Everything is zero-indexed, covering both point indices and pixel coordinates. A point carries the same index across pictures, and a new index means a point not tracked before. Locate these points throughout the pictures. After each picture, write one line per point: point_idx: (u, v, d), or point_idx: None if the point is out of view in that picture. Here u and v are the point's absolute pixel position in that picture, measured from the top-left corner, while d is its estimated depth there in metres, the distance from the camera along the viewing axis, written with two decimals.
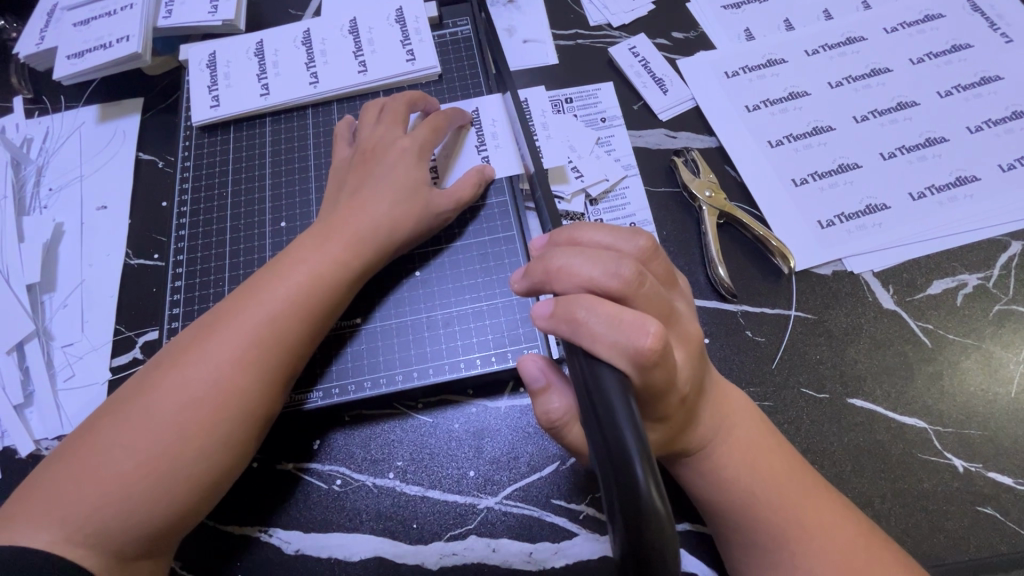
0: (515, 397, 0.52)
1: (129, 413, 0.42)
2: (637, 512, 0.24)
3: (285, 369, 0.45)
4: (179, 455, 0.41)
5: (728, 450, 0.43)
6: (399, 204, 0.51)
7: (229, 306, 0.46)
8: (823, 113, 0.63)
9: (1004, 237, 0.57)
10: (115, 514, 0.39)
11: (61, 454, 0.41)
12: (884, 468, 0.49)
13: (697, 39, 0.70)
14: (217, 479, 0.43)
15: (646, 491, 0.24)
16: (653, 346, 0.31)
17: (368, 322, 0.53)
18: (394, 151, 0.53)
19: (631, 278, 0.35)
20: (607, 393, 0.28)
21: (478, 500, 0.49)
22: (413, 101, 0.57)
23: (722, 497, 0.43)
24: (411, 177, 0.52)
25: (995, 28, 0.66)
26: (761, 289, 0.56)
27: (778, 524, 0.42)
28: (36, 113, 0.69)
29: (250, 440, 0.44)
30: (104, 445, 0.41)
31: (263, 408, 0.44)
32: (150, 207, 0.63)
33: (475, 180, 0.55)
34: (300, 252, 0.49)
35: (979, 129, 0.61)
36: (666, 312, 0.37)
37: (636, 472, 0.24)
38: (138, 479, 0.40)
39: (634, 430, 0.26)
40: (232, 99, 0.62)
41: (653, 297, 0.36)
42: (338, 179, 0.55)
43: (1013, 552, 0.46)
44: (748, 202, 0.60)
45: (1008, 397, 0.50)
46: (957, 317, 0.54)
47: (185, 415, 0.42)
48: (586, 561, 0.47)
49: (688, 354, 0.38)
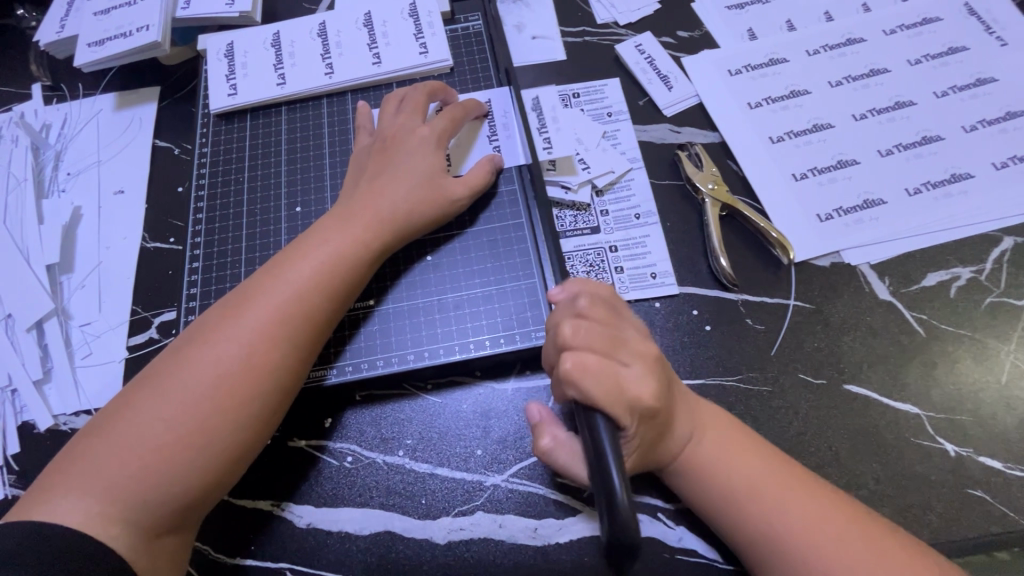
0: (522, 380, 0.53)
1: (161, 387, 0.43)
2: (614, 520, 0.31)
3: (309, 346, 0.47)
4: (212, 428, 0.42)
5: (698, 446, 0.46)
6: (417, 190, 0.53)
7: (254, 286, 0.48)
8: (824, 111, 0.65)
9: (997, 233, 0.58)
10: (152, 485, 0.41)
11: (95, 429, 0.43)
12: (879, 451, 0.50)
13: (701, 38, 0.72)
14: (247, 452, 0.44)
15: (619, 497, 0.31)
16: (570, 372, 0.39)
17: (382, 304, 0.55)
18: (412, 139, 0.55)
19: (573, 326, 0.42)
20: (596, 426, 0.36)
21: (485, 477, 0.50)
22: (433, 91, 0.58)
23: (699, 488, 0.46)
24: (428, 165, 0.54)
25: (991, 31, 0.68)
26: (762, 279, 0.57)
27: (754, 513, 0.43)
28: (54, 100, 0.70)
29: (276, 413, 0.46)
30: (139, 419, 0.42)
31: (288, 382, 0.46)
32: (166, 192, 0.64)
33: (487, 169, 0.57)
34: (322, 234, 0.50)
35: (974, 128, 0.63)
36: (613, 343, 0.43)
37: (614, 486, 0.31)
38: (175, 451, 0.42)
39: (609, 435, 0.35)
40: (249, 88, 0.64)
41: (598, 337, 0.42)
42: (358, 164, 0.56)
43: (1003, 533, 0.47)
44: (749, 196, 0.62)
45: (998, 385, 0.52)
46: (951, 308, 0.56)
47: (215, 389, 0.43)
48: (590, 537, 0.48)
49: (644, 369, 0.42)
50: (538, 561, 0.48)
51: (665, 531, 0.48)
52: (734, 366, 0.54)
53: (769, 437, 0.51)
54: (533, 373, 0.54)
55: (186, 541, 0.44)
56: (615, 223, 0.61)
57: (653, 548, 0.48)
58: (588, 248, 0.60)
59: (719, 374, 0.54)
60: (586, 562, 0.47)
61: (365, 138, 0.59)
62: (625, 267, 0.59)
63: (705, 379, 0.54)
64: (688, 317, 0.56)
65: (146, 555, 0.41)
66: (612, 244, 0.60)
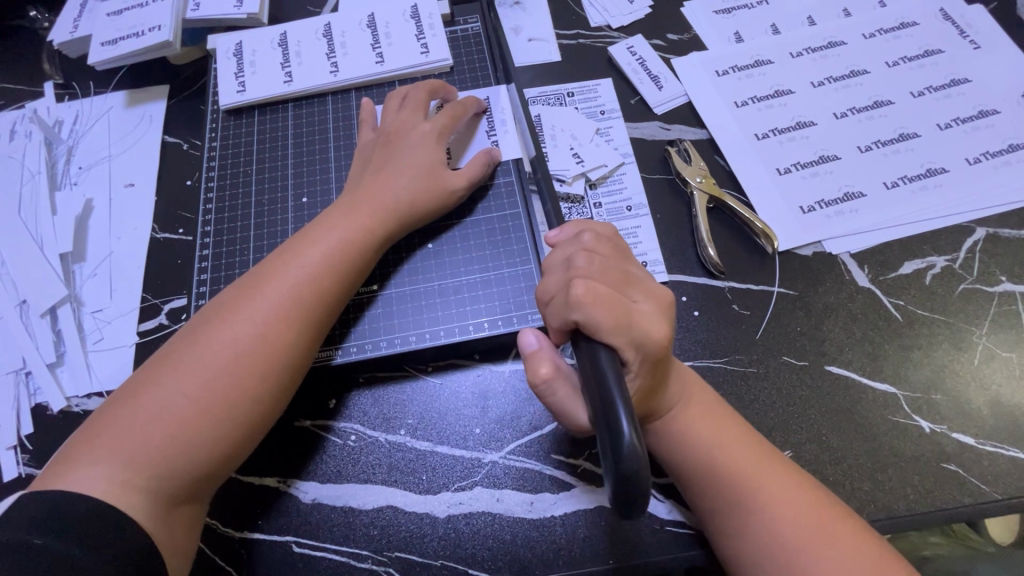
0: (519, 362, 0.56)
1: (180, 363, 0.45)
2: (622, 463, 0.31)
3: (321, 326, 0.50)
4: (229, 402, 0.45)
5: (685, 420, 0.48)
6: (419, 181, 0.56)
7: (267, 269, 0.50)
8: (807, 109, 0.69)
9: (970, 224, 0.62)
10: (173, 455, 0.43)
11: (116, 403, 0.45)
12: (858, 429, 0.53)
13: (690, 41, 0.75)
14: (262, 425, 0.47)
15: (630, 446, 0.31)
16: (581, 294, 0.41)
17: (385, 289, 0.57)
18: (414, 133, 0.58)
19: (584, 260, 0.45)
20: (602, 370, 0.36)
21: (483, 454, 0.52)
22: (433, 89, 0.61)
23: (681, 462, 0.48)
24: (429, 158, 0.57)
25: (965, 35, 0.72)
26: (747, 267, 0.60)
27: (728, 490, 0.46)
28: (66, 97, 0.72)
29: (289, 390, 0.48)
30: (160, 392, 0.44)
31: (301, 359, 0.48)
32: (176, 185, 0.66)
33: (484, 161, 0.59)
34: (332, 221, 0.53)
35: (949, 126, 0.66)
36: (624, 284, 0.45)
37: (622, 430, 0.32)
38: (195, 424, 0.44)
39: (620, 384, 0.35)
40: (257, 85, 0.66)
41: (608, 276, 0.44)
42: (363, 157, 0.59)
43: (974, 504, 0.50)
44: (736, 189, 0.65)
45: (971, 367, 0.55)
46: (927, 295, 0.58)
47: (233, 365, 0.45)
48: (584, 511, 0.50)
49: (655, 306, 0.45)
50: (534, 533, 0.50)
51: (652, 502, 0.50)
52: (721, 349, 0.56)
53: (754, 415, 0.54)
54: None
55: (200, 513, 0.46)
56: (607, 215, 0.63)
57: (644, 521, 0.50)
58: None
59: (707, 357, 0.56)
60: (580, 534, 0.49)
61: (369, 133, 0.61)
62: None
63: (694, 361, 0.56)
64: (677, 304, 0.59)
65: (164, 524, 0.42)
66: None
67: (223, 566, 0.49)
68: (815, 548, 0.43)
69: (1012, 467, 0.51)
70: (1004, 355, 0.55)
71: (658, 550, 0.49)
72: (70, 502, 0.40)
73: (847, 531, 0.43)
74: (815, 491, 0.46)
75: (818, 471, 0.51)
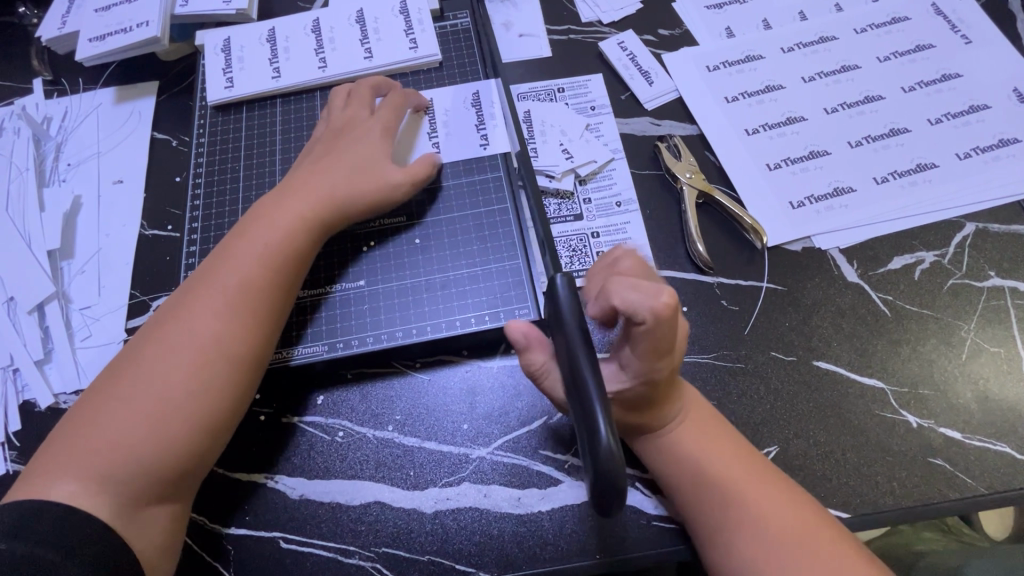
0: (507, 357, 0.56)
1: (126, 374, 0.46)
2: (600, 466, 0.32)
3: (263, 315, 0.49)
4: (173, 401, 0.45)
5: (677, 429, 0.49)
6: (356, 173, 0.55)
7: (205, 272, 0.50)
8: (797, 104, 0.68)
9: (961, 219, 0.61)
10: (124, 461, 0.43)
11: (69, 422, 0.46)
12: (844, 424, 0.53)
13: (681, 36, 0.75)
14: (217, 420, 0.46)
15: (607, 452, 0.32)
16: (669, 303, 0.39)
17: (341, 288, 0.57)
18: (359, 127, 0.58)
19: (633, 305, 0.40)
20: (581, 377, 0.36)
21: (471, 450, 0.52)
22: (377, 85, 0.62)
23: (670, 468, 0.48)
24: (368, 151, 0.57)
25: (956, 30, 0.72)
26: (736, 262, 0.60)
27: (713, 499, 0.46)
28: (55, 94, 0.72)
29: (242, 382, 0.48)
30: (107, 403, 0.45)
31: (248, 350, 0.48)
32: (164, 182, 0.66)
33: (429, 162, 0.58)
34: (265, 216, 0.53)
35: (939, 121, 0.66)
36: (655, 334, 0.40)
37: (600, 432, 0.33)
38: (145, 426, 0.44)
39: (598, 389, 0.35)
40: (245, 81, 0.66)
41: (650, 324, 0.39)
42: (311, 149, 0.59)
43: (962, 498, 0.50)
44: (726, 184, 0.65)
45: (959, 362, 0.55)
46: (916, 290, 0.58)
47: (177, 366, 0.46)
48: (571, 506, 0.50)
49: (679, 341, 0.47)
50: (521, 528, 0.50)
51: (640, 499, 0.50)
52: (709, 344, 0.56)
53: (741, 409, 0.54)
54: None
55: (182, 511, 0.46)
56: (597, 210, 0.63)
57: (632, 516, 0.50)
58: (572, 234, 0.62)
59: (695, 352, 0.56)
60: (568, 529, 0.49)
61: (320, 126, 0.62)
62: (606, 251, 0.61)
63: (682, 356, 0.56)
64: None
65: (132, 526, 0.43)
66: (594, 231, 0.62)
67: (210, 562, 0.49)
68: (795, 552, 0.43)
69: (999, 461, 0.51)
70: (993, 350, 0.55)
71: (645, 544, 0.49)
72: (45, 510, 0.41)
73: (827, 540, 0.44)
74: (804, 509, 0.45)
75: (805, 466, 0.51)
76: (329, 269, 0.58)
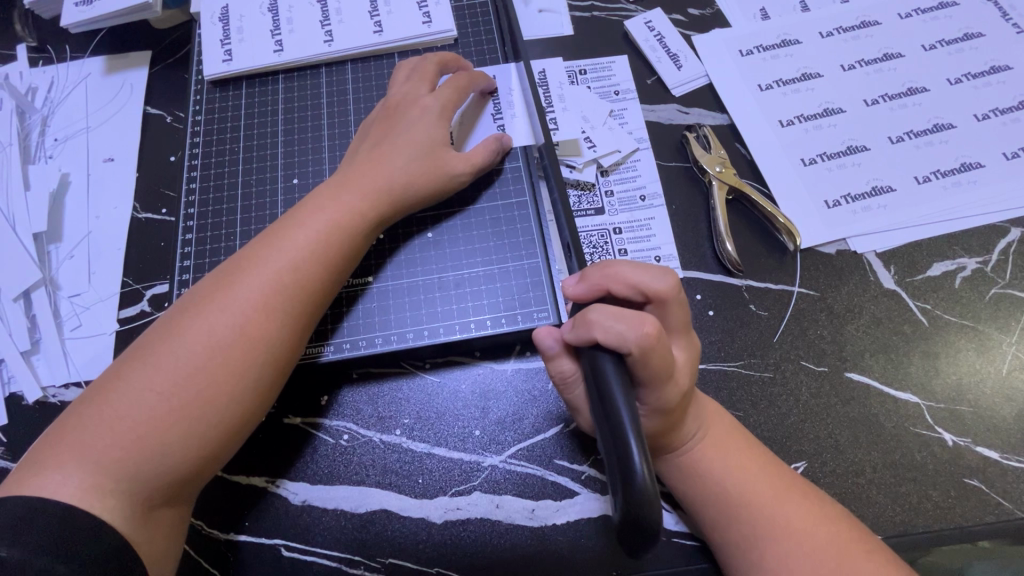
0: (522, 361, 0.53)
1: (155, 358, 0.42)
2: (632, 497, 0.30)
3: (309, 314, 0.46)
4: (207, 399, 0.41)
5: (695, 443, 0.46)
6: (416, 164, 0.52)
7: (249, 256, 0.46)
8: (836, 95, 0.64)
9: (1005, 224, 0.58)
10: (146, 459, 0.39)
11: (87, 401, 0.41)
12: (876, 441, 0.50)
13: (713, 16, 0.69)
14: (248, 423, 0.43)
15: (642, 480, 0.30)
16: (649, 336, 0.36)
17: (362, 283, 0.54)
18: (414, 108, 0.54)
19: (617, 339, 0.36)
20: (611, 394, 0.34)
21: (483, 458, 0.50)
22: (445, 62, 0.57)
23: (689, 487, 0.46)
24: (428, 137, 0.53)
25: (1008, 18, 0.67)
26: (766, 265, 0.56)
27: (739, 518, 0.44)
28: (40, 62, 0.67)
29: (275, 385, 0.45)
30: (133, 389, 0.41)
31: (286, 352, 0.45)
32: (159, 162, 0.62)
33: (493, 148, 0.55)
34: (317, 203, 0.49)
35: (986, 117, 0.62)
36: (645, 366, 0.37)
37: (634, 465, 0.30)
38: (169, 424, 0.40)
39: (629, 407, 0.33)
40: (245, 54, 0.62)
41: (638, 355, 0.36)
42: (363, 133, 0.55)
43: (998, 522, 0.48)
44: (758, 180, 0.61)
45: (999, 376, 0.52)
46: (955, 299, 0.55)
47: (210, 360, 0.42)
48: (587, 519, 0.48)
49: (687, 357, 0.42)
50: (534, 542, 0.47)
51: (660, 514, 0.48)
52: (736, 351, 0.53)
53: (766, 422, 0.51)
54: (533, 354, 0.53)
55: (181, 521, 0.43)
56: (619, 205, 0.60)
57: None
58: (593, 229, 0.59)
59: (721, 360, 0.53)
60: (583, 543, 0.47)
61: (377, 105, 0.58)
62: (628, 249, 0.58)
63: (706, 364, 0.53)
64: (691, 302, 0.55)
65: (143, 530, 0.39)
66: (616, 226, 0.59)
67: (209, 568, 0.47)
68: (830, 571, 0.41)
69: None
70: None
71: (662, 560, 0.47)
72: (39, 506, 0.37)
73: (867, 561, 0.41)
74: (839, 524, 0.43)
75: (833, 484, 0.49)
76: (364, 258, 0.55)
